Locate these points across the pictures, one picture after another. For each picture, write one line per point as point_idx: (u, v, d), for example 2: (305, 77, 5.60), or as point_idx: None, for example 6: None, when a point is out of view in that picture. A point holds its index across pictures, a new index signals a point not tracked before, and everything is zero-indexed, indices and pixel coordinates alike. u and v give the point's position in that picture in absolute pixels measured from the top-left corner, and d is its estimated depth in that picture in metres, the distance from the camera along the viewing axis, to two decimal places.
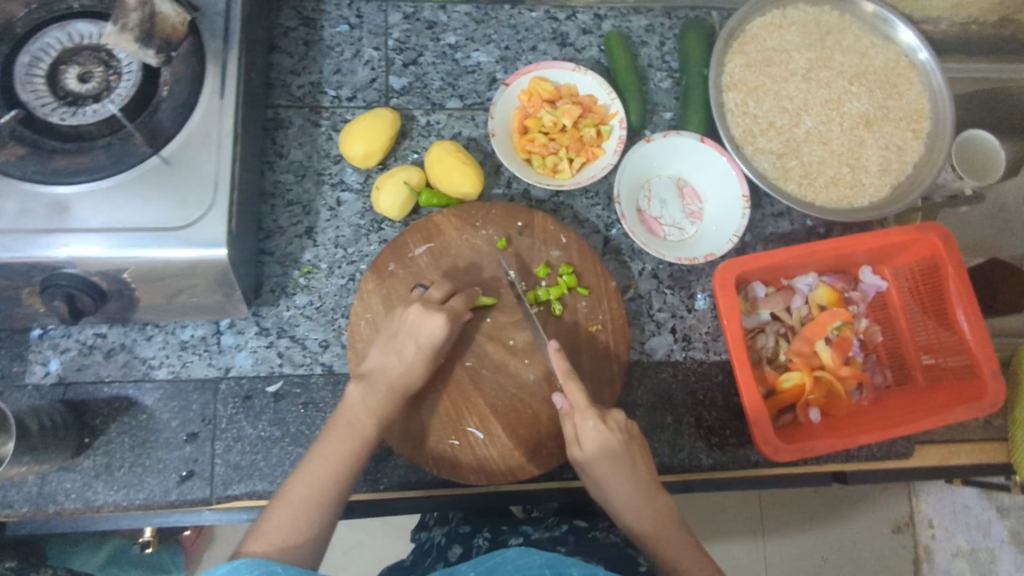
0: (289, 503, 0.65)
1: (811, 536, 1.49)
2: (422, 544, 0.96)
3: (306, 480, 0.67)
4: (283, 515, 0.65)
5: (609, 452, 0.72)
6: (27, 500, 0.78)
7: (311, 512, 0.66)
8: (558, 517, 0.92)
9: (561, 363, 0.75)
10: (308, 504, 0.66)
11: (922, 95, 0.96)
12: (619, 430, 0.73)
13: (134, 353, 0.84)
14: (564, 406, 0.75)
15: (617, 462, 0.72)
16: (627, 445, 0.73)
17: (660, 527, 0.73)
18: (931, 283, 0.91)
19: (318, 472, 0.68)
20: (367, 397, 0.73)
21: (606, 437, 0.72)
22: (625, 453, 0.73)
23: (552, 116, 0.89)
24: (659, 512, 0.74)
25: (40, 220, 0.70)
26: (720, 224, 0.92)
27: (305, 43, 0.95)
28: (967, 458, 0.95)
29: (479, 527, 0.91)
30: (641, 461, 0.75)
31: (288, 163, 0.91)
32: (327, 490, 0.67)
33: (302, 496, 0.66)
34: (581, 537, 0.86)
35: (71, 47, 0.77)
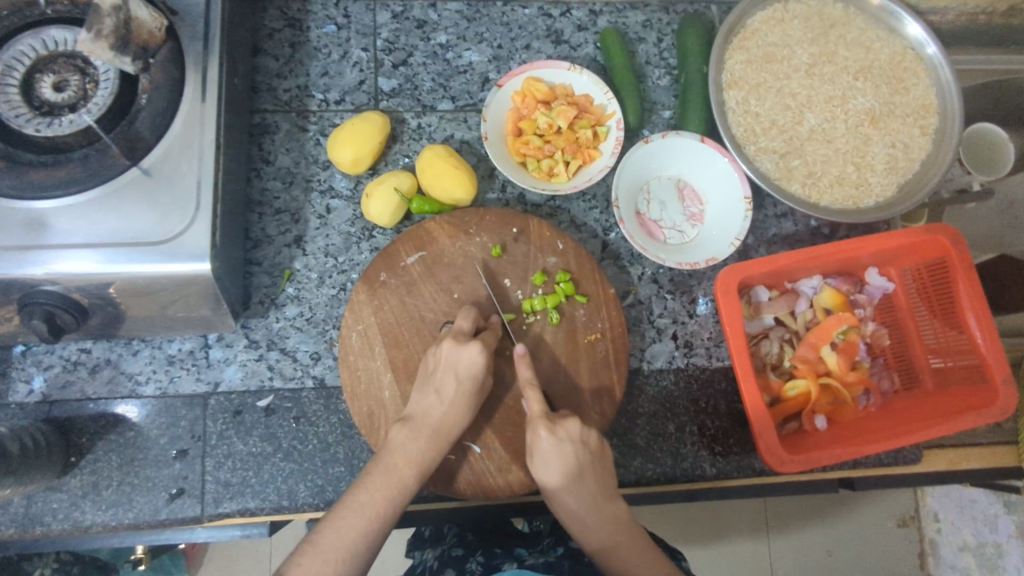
0: (320, 551, 0.64)
1: (818, 540, 1.47)
2: (415, 565, 0.93)
3: (340, 529, 0.66)
4: (313, 563, 0.64)
5: (561, 466, 0.72)
6: (14, 521, 0.76)
7: (342, 565, 0.65)
8: (553, 538, 0.92)
9: (524, 371, 0.75)
10: (341, 554, 0.65)
11: (929, 90, 0.93)
12: (572, 443, 0.72)
13: (120, 369, 0.82)
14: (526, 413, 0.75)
15: (568, 476, 0.72)
16: (579, 457, 0.73)
17: (607, 533, 0.74)
18: (939, 284, 0.88)
19: (355, 521, 0.67)
20: (407, 444, 0.72)
21: (558, 452, 0.72)
22: (578, 467, 0.72)
23: (546, 118, 0.86)
24: (611, 518, 0.75)
25: (17, 237, 0.68)
26: (721, 227, 0.89)
27: (291, 45, 0.92)
28: (977, 462, 0.93)
29: (472, 550, 0.90)
30: (593, 470, 0.74)
31: (275, 170, 0.89)
32: (361, 541, 0.66)
33: (335, 547, 0.65)
34: (578, 563, 0.87)
35: (46, 55, 0.74)
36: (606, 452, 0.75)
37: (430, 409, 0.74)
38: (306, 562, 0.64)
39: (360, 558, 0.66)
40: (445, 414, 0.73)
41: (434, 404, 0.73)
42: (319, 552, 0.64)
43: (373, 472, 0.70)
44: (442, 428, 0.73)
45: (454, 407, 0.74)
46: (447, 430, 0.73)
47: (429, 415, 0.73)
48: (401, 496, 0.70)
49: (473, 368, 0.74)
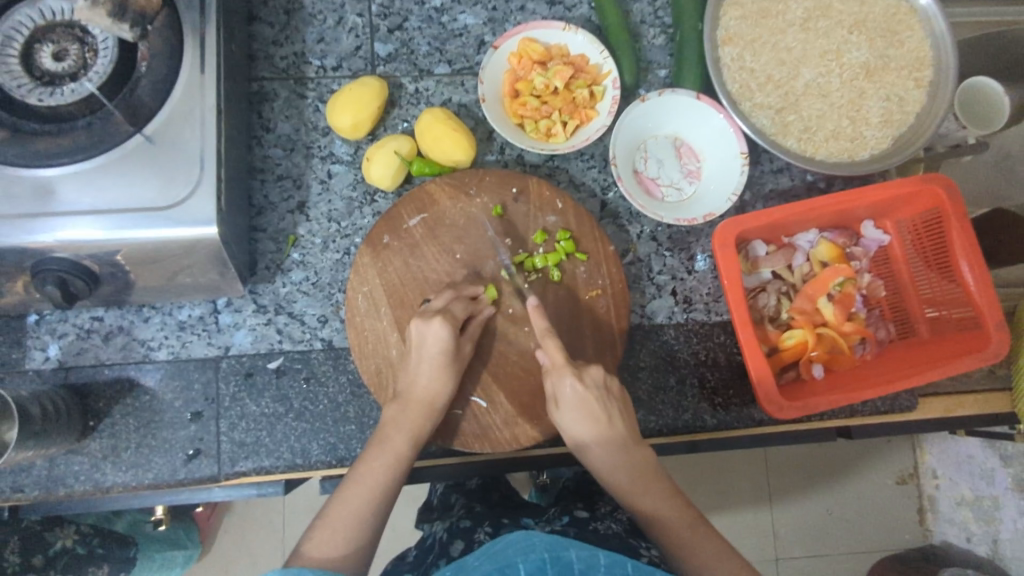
0: (328, 523, 0.67)
1: (819, 498, 1.51)
2: (425, 538, 0.94)
3: (346, 500, 0.69)
4: (323, 535, 0.67)
5: (585, 412, 0.74)
6: (38, 484, 0.79)
7: (353, 532, 0.67)
8: (559, 509, 0.92)
9: (539, 322, 0.77)
10: (349, 522, 0.68)
11: (923, 42, 0.93)
12: (596, 387, 0.75)
13: (132, 335, 0.83)
14: (545, 363, 0.77)
15: (593, 420, 0.74)
16: (604, 401, 0.75)
17: (636, 478, 0.74)
18: (933, 235, 0.89)
19: (359, 492, 0.70)
20: (413, 408, 0.75)
21: (582, 398, 0.74)
22: (597, 387, 0.75)
23: (543, 78, 0.87)
24: (637, 463, 0.75)
25: (27, 204, 0.69)
26: (718, 183, 0.90)
27: (286, 12, 0.92)
28: (972, 408, 0.95)
29: (480, 522, 0.90)
30: (620, 416, 0.76)
31: (275, 137, 0.89)
32: (368, 511, 0.69)
33: (343, 517, 0.68)
34: (583, 529, 0.84)
35: (44, 24, 0.75)
36: (628, 402, 0.78)
37: (435, 365, 0.75)
38: (317, 535, 0.67)
39: (372, 527, 0.69)
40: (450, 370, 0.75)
41: (438, 365, 0.75)
42: (328, 526, 0.67)
43: (372, 446, 0.73)
44: (446, 386, 0.76)
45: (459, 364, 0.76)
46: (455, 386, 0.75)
47: (435, 370, 0.75)
48: (400, 464, 0.72)
49: None
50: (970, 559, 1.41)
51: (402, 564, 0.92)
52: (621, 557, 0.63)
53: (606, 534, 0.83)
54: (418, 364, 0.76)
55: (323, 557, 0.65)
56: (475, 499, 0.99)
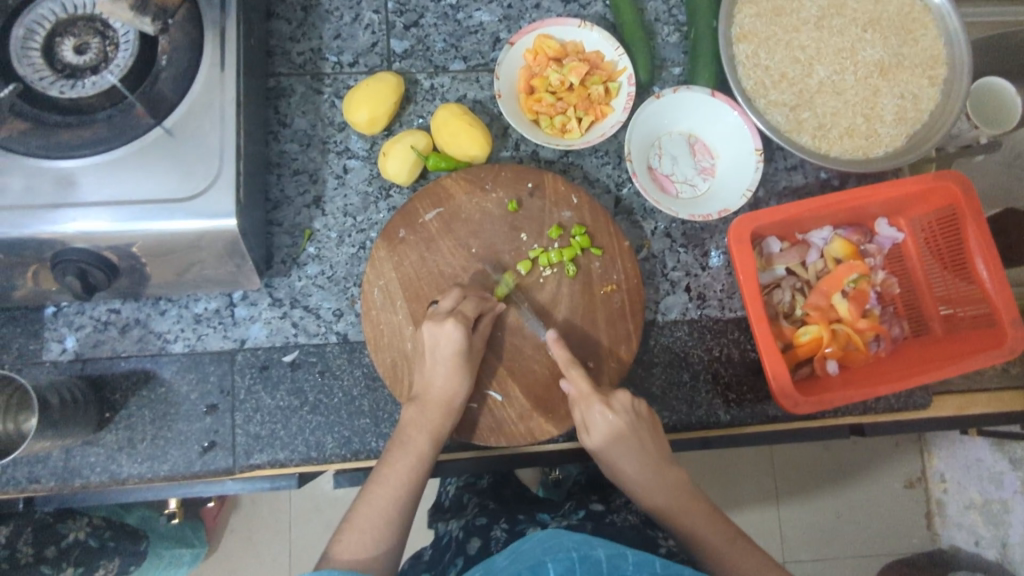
0: (356, 525, 0.68)
1: (827, 500, 1.51)
2: (439, 537, 0.94)
3: (371, 502, 0.69)
4: (352, 537, 0.67)
5: (615, 435, 0.74)
6: (54, 474, 0.79)
7: (380, 532, 0.68)
8: (574, 503, 0.92)
9: (562, 353, 0.77)
10: (376, 522, 0.68)
11: (937, 40, 0.93)
12: (625, 412, 0.75)
13: (149, 328, 0.84)
14: (571, 392, 0.77)
15: (626, 447, 0.74)
16: (634, 425, 0.75)
17: (673, 499, 0.76)
18: (949, 232, 0.89)
19: (383, 493, 0.70)
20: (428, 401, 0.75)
21: (612, 424, 0.74)
22: (625, 412, 0.75)
23: (559, 75, 0.88)
24: (672, 483, 0.76)
25: (48, 194, 0.69)
26: (733, 181, 0.90)
27: (303, 8, 0.93)
28: (985, 407, 0.95)
29: (495, 519, 0.90)
30: (649, 438, 0.76)
31: (292, 133, 0.90)
32: (393, 508, 0.70)
33: (370, 519, 0.68)
34: (600, 522, 0.85)
35: (66, 18, 0.76)
36: (655, 421, 0.78)
37: (452, 358, 0.75)
38: (345, 536, 0.67)
39: (396, 525, 0.69)
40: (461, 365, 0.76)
41: (453, 359, 0.75)
42: (355, 527, 0.68)
43: (392, 448, 0.74)
44: (459, 380, 0.76)
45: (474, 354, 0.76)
46: (464, 375, 0.76)
47: (452, 362, 0.75)
48: (423, 460, 0.73)
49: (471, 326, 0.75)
50: (979, 562, 1.40)
51: (417, 563, 0.92)
52: (648, 555, 0.64)
53: (622, 526, 0.84)
54: (435, 357, 0.76)
55: (354, 558, 0.65)
56: (488, 497, 0.98)
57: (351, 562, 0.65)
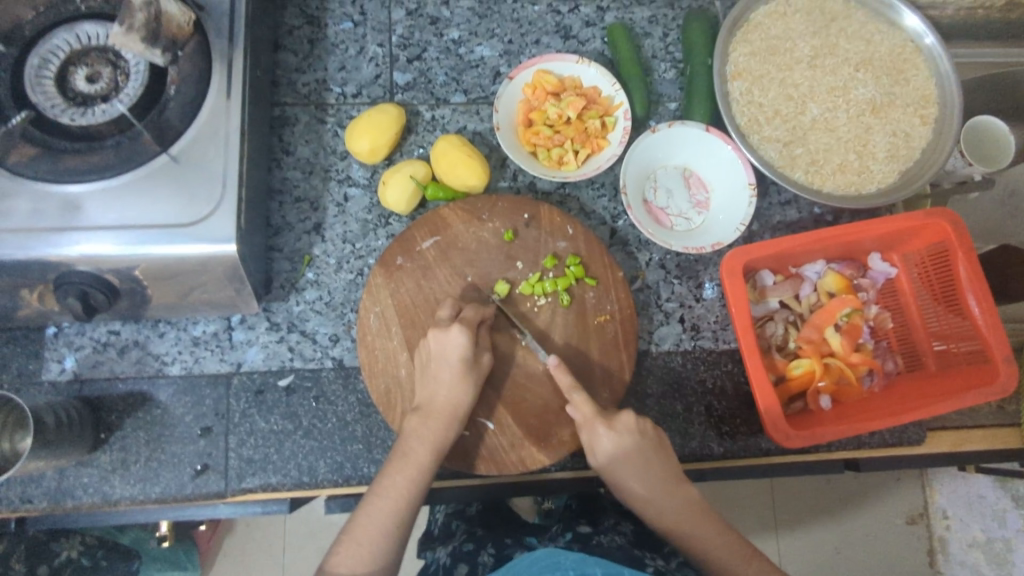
0: (354, 537, 0.68)
1: (827, 530, 1.48)
2: (428, 564, 0.93)
3: (370, 513, 0.70)
4: (349, 550, 0.67)
5: (622, 456, 0.75)
6: (46, 495, 0.79)
7: (378, 544, 0.68)
8: (562, 527, 0.91)
9: (563, 377, 0.77)
10: (373, 534, 0.68)
11: (929, 80, 0.96)
12: (629, 433, 0.76)
13: (147, 350, 0.85)
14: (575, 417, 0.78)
15: (632, 466, 0.75)
16: (639, 445, 0.76)
17: (685, 521, 0.75)
18: (941, 269, 0.90)
19: (382, 507, 0.70)
20: (420, 428, 0.74)
21: (617, 444, 0.75)
22: (630, 432, 0.76)
23: (556, 109, 0.90)
24: (682, 502, 0.76)
25: (53, 218, 0.71)
26: (727, 214, 0.92)
27: (310, 41, 0.96)
28: (981, 443, 0.94)
29: (482, 544, 0.90)
30: (658, 458, 0.76)
31: (295, 161, 0.92)
32: (393, 522, 0.70)
33: (369, 529, 0.68)
34: (587, 544, 0.84)
35: (80, 48, 0.78)
36: (664, 441, 0.78)
37: (451, 380, 0.76)
38: (351, 547, 0.67)
39: (394, 538, 0.69)
40: (452, 394, 0.76)
41: (441, 386, 0.76)
42: (353, 540, 0.68)
43: (394, 459, 0.73)
44: (449, 408, 0.76)
45: (466, 381, 0.76)
46: (460, 403, 0.76)
47: (448, 388, 0.76)
48: (424, 470, 0.73)
49: (461, 350, 0.76)
50: None
51: None
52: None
53: (610, 547, 0.83)
54: (432, 382, 0.76)
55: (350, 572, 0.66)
56: (476, 523, 0.97)
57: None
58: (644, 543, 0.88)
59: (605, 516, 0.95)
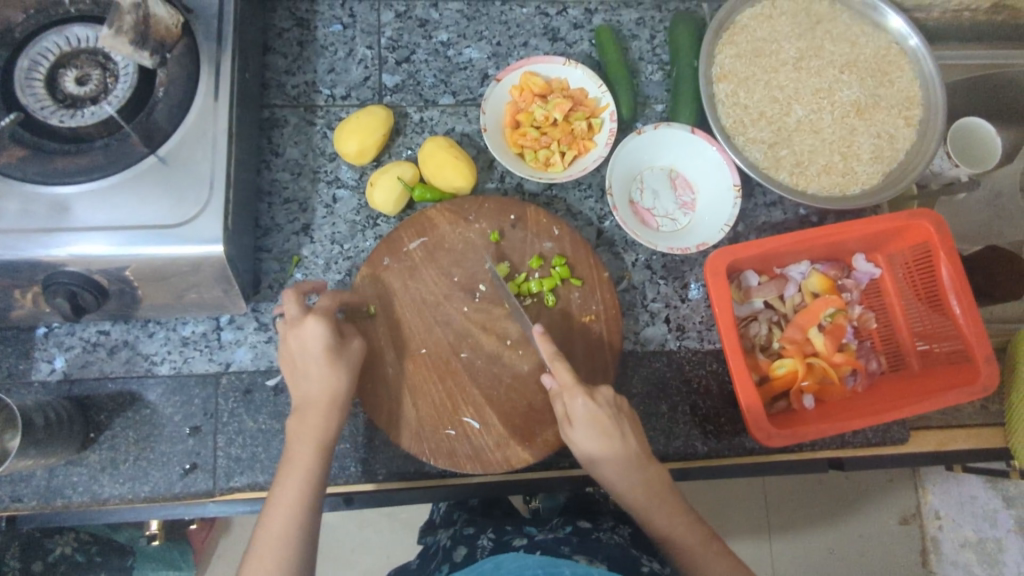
0: (257, 555, 0.68)
1: (822, 529, 1.48)
2: (428, 547, 0.95)
3: (268, 525, 0.70)
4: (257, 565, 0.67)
5: (600, 429, 0.74)
6: (36, 494, 0.80)
7: (280, 552, 0.68)
8: (562, 519, 0.91)
9: (547, 346, 0.77)
10: (275, 545, 0.68)
11: (913, 82, 0.97)
12: (608, 406, 0.75)
13: (136, 350, 0.86)
14: (552, 386, 0.77)
15: (609, 440, 0.74)
16: (617, 419, 0.75)
17: (652, 498, 0.75)
18: (924, 269, 0.90)
19: (278, 514, 0.70)
20: (300, 425, 0.74)
21: (596, 417, 0.74)
22: (608, 405, 0.75)
23: (543, 111, 0.90)
24: (651, 480, 0.76)
25: (42, 220, 0.72)
26: (713, 215, 0.92)
27: (299, 43, 0.97)
28: (965, 442, 0.95)
29: (483, 528, 0.90)
30: (633, 433, 0.75)
31: (284, 162, 0.93)
32: (293, 524, 0.70)
33: (268, 542, 0.68)
34: (586, 539, 0.85)
35: (69, 51, 0.79)
36: (635, 417, 0.78)
37: (324, 360, 0.75)
38: (261, 549, 0.68)
39: (300, 538, 0.69)
40: (325, 383, 0.75)
41: (312, 377, 0.75)
42: (258, 556, 0.68)
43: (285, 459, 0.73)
44: (326, 394, 0.75)
45: (336, 365, 0.76)
46: (336, 390, 0.75)
47: (319, 375, 0.75)
48: (315, 462, 0.73)
49: (323, 339, 0.75)
50: None
51: None
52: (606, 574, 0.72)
53: (609, 545, 0.84)
54: (307, 369, 0.75)
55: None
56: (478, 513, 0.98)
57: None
58: (641, 545, 0.89)
59: (604, 512, 0.95)
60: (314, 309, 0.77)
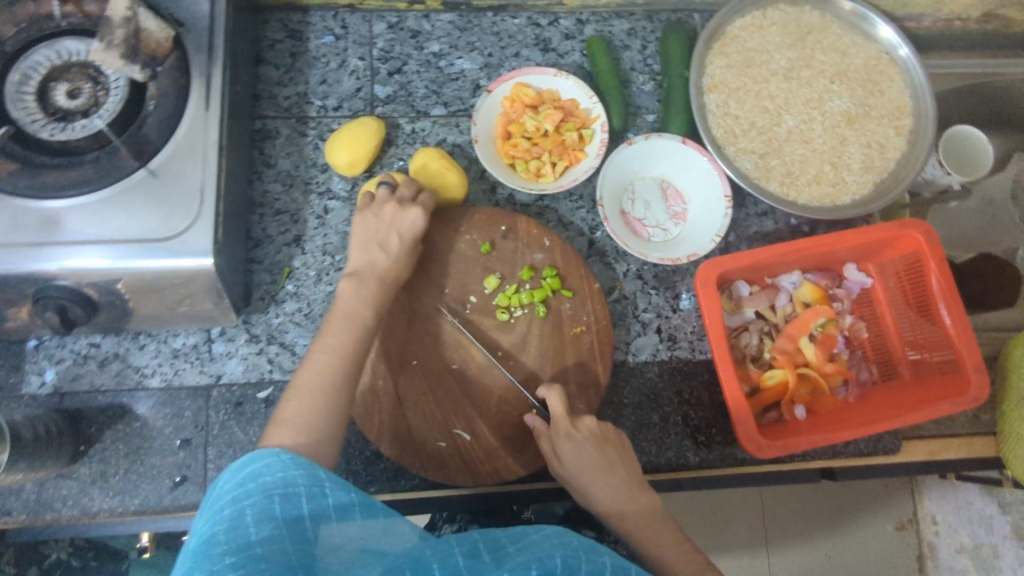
0: (302, 390, 0.68)
1: (819, 539, 1.44)
2: None
3: (314, 366, 0.70)
4: (300, 401, 0.67)
5: (585, 457, 0.75)
6: (25, 508, 0.80)
7: (323, 398, 0.67)
8: None
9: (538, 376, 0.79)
10: (321, 389, 0.68)
11: (904, 92, 0.98)
12: (593, 436, 0.76)
13: (127, 362, 0.86)
14: (535, 425, 0.79)
15: (596, 468, 0.75)
16: (602, 448, 0.76)
17: (646, 527, 0.76)
18: (915, 279, 0.91)
19: (326, 359, 0.70)
20: (356, 291, 0.76)
21: (580, 447, 0.75)
22: (592, 435, 0.77)
23: (534, 121, 0.91)
24: (643, 509, 0.76)
25: (32, 234, 0.72)
26: (704, 225, 0.92)
27: (291, 55, 0.97)
28: (956, 453, 0.95)
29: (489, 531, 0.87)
30: (620, 462, 0.77)
31: (276, 173, 0.93)
32: (339, 372, 0.70)
33: (313, 381, 0.68)
34: None
35: (60, 64, 0.79)
36: (625, 447, 0.79)
37: (408, 242, 0.81)
38: (294, 402, 0.67)
39: (342, 387, 0.69)
40: (393, 263, 0.79)
41: (382, 254, 0.79)
42: (303, 392, 0.68)
43: (331, 321, 0.74)
44: (389, 273, 0.79)
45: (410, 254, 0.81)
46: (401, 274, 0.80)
47: (398, 253, 0.80)
48: (363, 336, 0.74)
49: (416, 228, 0.81)
50: None
51: None
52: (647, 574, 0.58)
53: None
54: (387, 238, 0.80)
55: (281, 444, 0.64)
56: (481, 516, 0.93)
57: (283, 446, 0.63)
58: None
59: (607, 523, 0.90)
60: (417, 200, 0.84)
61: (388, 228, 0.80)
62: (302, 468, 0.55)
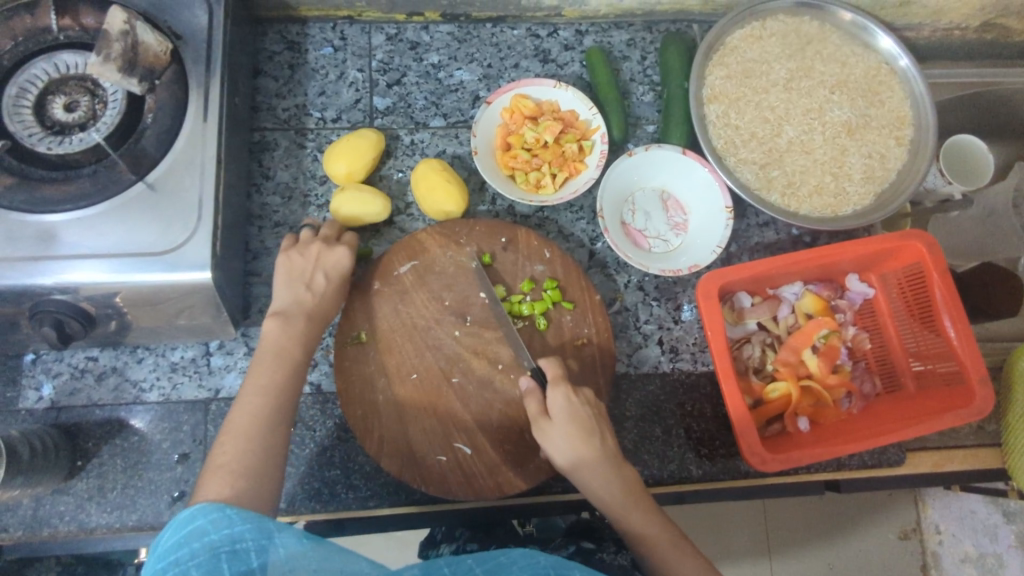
0: (228, 430, 0.68)
1: (822, 550, 1.43)
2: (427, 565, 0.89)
3: (241, 406, 0.70)
4: (230, 442, 0.67)
5: (576, 420, 0.74)
6: (22, 524, 0.79)
7: (255, 430, 0.68)
8: (564, 539, 0.88)
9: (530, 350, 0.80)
10: (252, 429, 0.68)
11: (903, 102, 0.98)
12: (584, 402, 0.75)
13: (124, 376, 0.85)
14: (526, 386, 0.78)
15: (586, 431, 0.74)
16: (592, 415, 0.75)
17: (629, 497, 0.73)
18: (917, 289, 0.90)
19: (250, 398, 0.70)
20: (278, 330, 0.75)
21: (572, 411, 0.74)
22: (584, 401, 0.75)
23: (533, 133, 0.90)
24: (627, 480, 0.74)
25: (29, 248, 0.71)
26: (705, 236, 0.92)
27: (290, 67, 0.97)
28: (961, 464, 0.94)
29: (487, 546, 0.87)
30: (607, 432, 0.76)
31: (275, 185, 0.93)
32: (267, 408, 0.70)
33: (240, 420, 0.68)
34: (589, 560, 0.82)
35: (58, 77, 0.79)
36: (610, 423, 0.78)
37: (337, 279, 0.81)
38: (229, 444, 0.66)
39: (269, 423, 0.69)
40: (321, 300, 0.79)
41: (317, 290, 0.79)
42: (230, 434, 0.67)
43: (261, 361, 0.73)
44: (320, 309, 0.79)
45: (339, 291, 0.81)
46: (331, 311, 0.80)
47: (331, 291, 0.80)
48: (291, 372, 0.74)
49: (343, 267, 0.81)
50: None
51: None
52: None
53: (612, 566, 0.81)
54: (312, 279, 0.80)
55: (219, 497, 0.62)
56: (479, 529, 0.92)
57: (220, 498, 0.62)
58: None
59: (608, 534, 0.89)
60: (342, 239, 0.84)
61: (314, 266, 0.80)
62: (250, 519, 0.53)
